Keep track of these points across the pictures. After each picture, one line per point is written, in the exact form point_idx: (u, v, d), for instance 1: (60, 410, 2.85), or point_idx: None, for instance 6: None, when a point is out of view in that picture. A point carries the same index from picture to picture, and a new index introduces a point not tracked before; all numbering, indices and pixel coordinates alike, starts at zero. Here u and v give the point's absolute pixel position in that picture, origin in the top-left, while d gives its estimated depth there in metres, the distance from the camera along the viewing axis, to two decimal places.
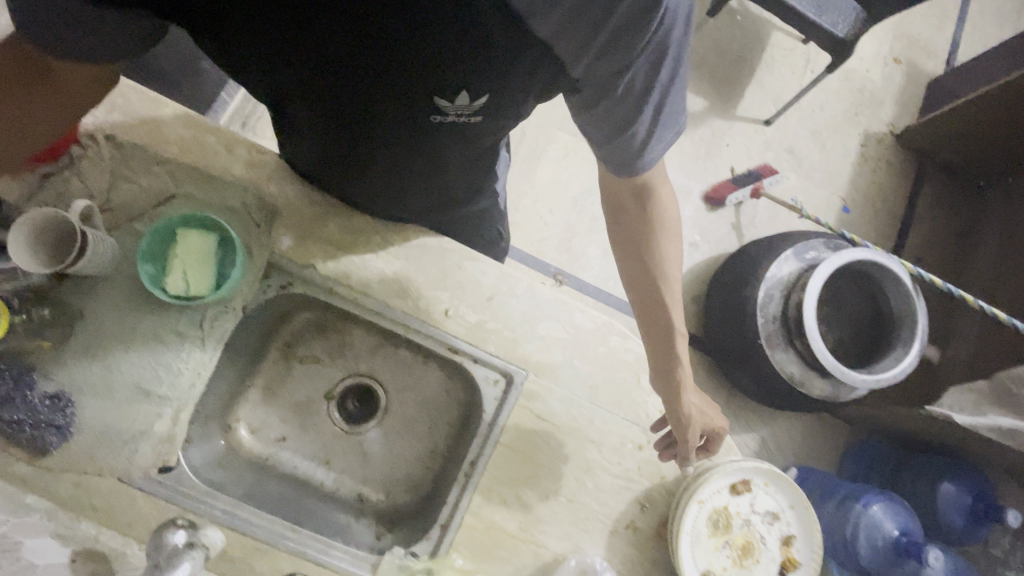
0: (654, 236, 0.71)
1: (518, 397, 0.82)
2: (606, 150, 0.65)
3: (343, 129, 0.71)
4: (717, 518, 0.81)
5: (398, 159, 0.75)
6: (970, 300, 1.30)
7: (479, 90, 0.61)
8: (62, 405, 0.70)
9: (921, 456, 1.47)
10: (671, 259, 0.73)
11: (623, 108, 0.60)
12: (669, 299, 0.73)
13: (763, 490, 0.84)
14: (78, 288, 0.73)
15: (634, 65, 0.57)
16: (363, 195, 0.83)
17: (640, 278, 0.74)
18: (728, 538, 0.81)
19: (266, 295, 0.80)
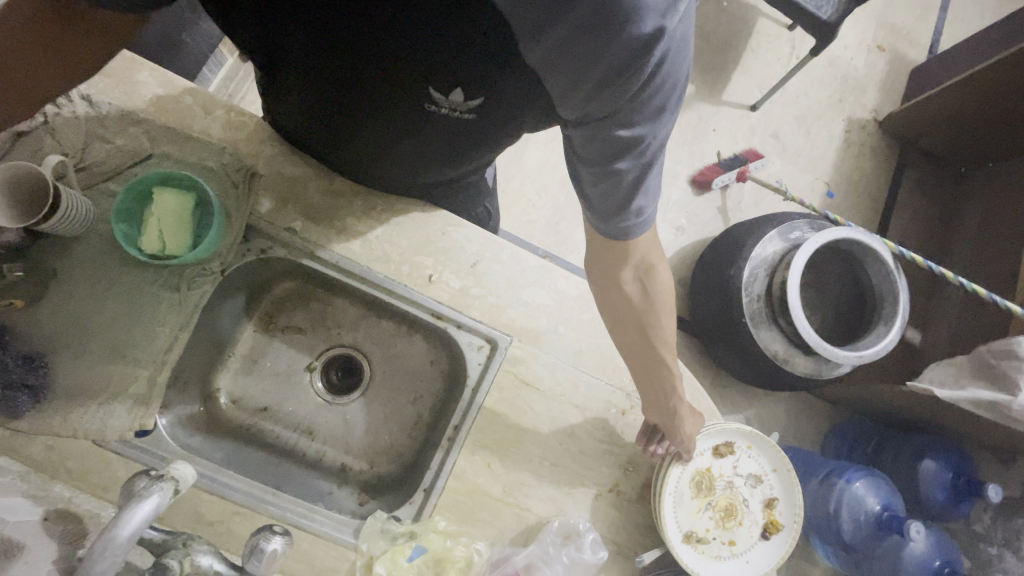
0: (654, 312, 0.73)
1: (502, 362, 0.82)
2: (595, 196, 0.64)
3: (338, 110, 0.72)
4: (699, 479, 0.83)
5: (389, 142, 0.76)
6: (951, 276, 1.31)
7: (475, 91, 0.63)
8: (36, 365, 0.69)
9: (903, 436, 1.49)
10: (670, 326, 0.74)
11: (608, 158, 0.59)
12: (663, 353, 0.74)
13: (745, 454, 0.86)
14: (52, 247, 0.72)
15: (623, 113, 0.55)
16: (349, 164, 0.83)
17: (636, 346, 0.76)
18: (710, 499, 0.83)
19: (246, 260, 0.80)
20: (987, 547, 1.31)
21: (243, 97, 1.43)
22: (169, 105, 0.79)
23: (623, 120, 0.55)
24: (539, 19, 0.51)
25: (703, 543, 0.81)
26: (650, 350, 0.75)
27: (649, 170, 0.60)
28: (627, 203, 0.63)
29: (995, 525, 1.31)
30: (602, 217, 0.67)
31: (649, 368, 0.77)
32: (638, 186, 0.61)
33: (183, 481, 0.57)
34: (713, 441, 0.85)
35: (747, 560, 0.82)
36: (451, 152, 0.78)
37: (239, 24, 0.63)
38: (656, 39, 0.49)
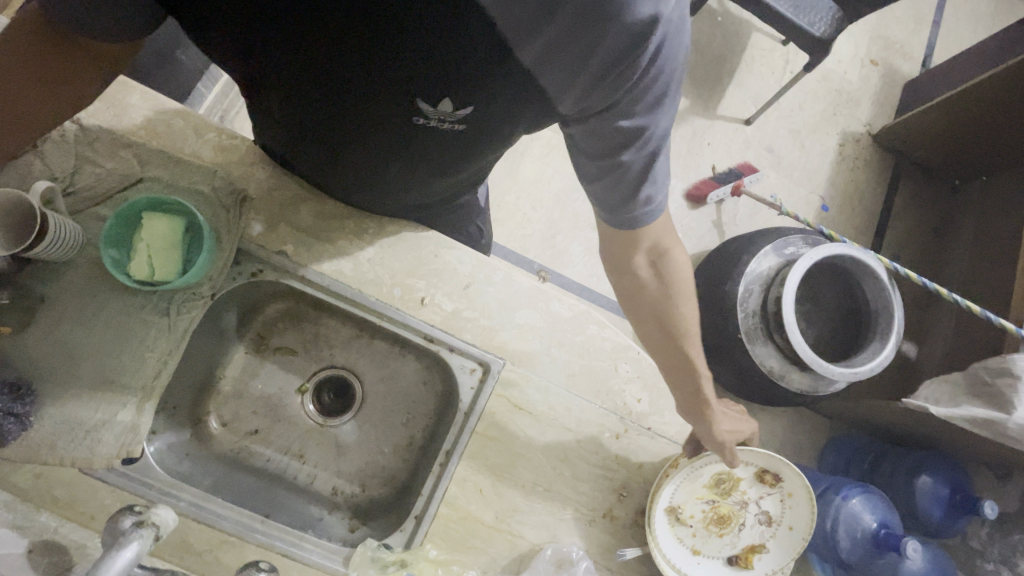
0: (674, 303, 0.74)
1: (495, 386, 0.81)
2: (602, 187, 0.66)
3: (325, 120, 0.70)
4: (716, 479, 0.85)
5: (378, 153, 0.74)
6: (944, 292, 1.31)
7: (465, 100, 0.61)
8: (21, 393, 0.68)
9: (899, 450, 1.49)
10: (692, 319, 0.75)
11: (614, 150, 0.61)
12: (687, 345, 0.75)
13: (771, 499, 0.85)
14: (40, 273, 0.71)
15: (623, 103, 0.57)
16: (338, 185, 0.82)
17: (654, 334, 0.77)
18: (711, 498, 0.85)
19: (236, 283, 0.79)
20: (983, 562, 1.30)
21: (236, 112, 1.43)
22: (160, 128, 0.79)
23: (624, 111, 0.58)
24: (533, 18, 0.51)
25: (677, 522, 0.83)
26: (665, 339, 0.76)
27: (654, 158, 0.62)
28: (635, 192, 0.64)
29: (991, 540, 1.30)
30: (611, 209, 0.68)
31: (671, 359, 0.77)
32: (644, 174, 0.63)
33: (165, 522, 0.57)
34: (759, 465, 0.84)
35: (699, 562, 0.82)
36: (441, 164, 0.76)
37: (215, 36, 0.61)
38: (652, 24, 0.51)
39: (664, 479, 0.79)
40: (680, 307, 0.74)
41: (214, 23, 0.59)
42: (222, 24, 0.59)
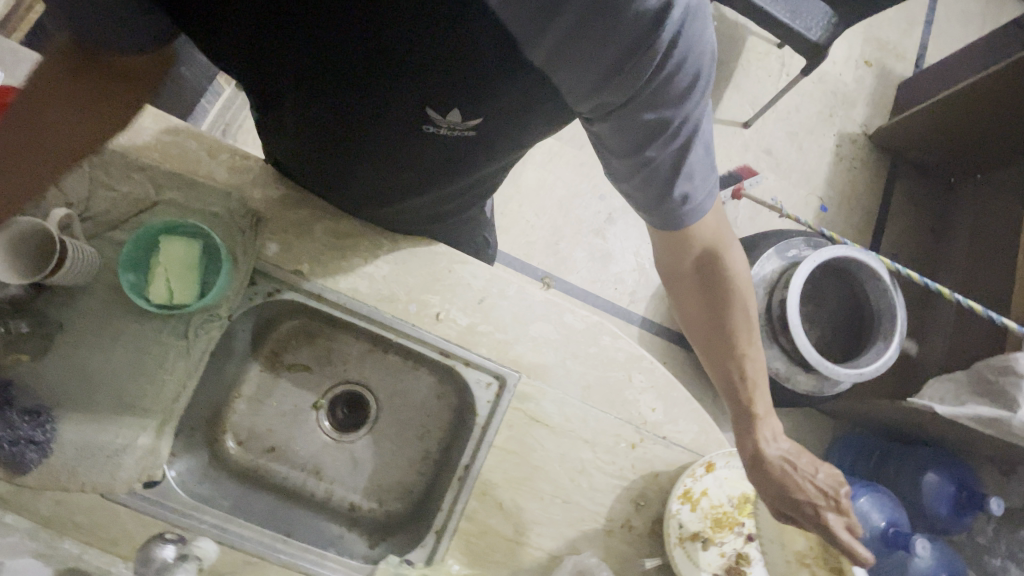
0: (728, 300, 0.75)
1: (511, 399, 0.82)
2: (635, 185, 0.67)
3: (333, 131, 0.70)
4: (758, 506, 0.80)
5: (388, 161, 0.74)
6: (947, 293, 1.31)
7: (473, 108, 0.62)
8: (42, 421, 0.68)
9: (905, 449, 1.51)
10: (744, 319, 0.76)
11: (640, 144, 0.62)
12: (745, 347, 0.76)
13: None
14: (57, 299, 0.72)
15: (644, 97, 0.58)
16: (356, 197, 0.84)
17: (703, 329, 0.79)
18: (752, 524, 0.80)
19: (254, 302, 0.80)
20: (991, 558, 1.32)
21: (239, 126, 1.43)
22: (173, 150, 0.79)
23: (650, 103, 0.58)
24: (536, 18, 0.52)
25: (709, 545, 0.78)
26: (716, 334, 0.77)
27: (683, 151, 0.62)
28: (669, 188, 0.65)
29: (998, 536, 1.33)
30: (650, 207, 0.69)
31: (717, 354, 0.78)
32: (678, 168, 0.64)
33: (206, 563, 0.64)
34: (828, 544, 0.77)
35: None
36: (447, 170, 0.76)
37: (224, 47, 0.63)
38: (664, 14, 0.52)
39: (682, 487, 0.79)
40: (735, 310, 0.75)
41: (226, 34, 0.61)
42: (232, 34, 0.60)
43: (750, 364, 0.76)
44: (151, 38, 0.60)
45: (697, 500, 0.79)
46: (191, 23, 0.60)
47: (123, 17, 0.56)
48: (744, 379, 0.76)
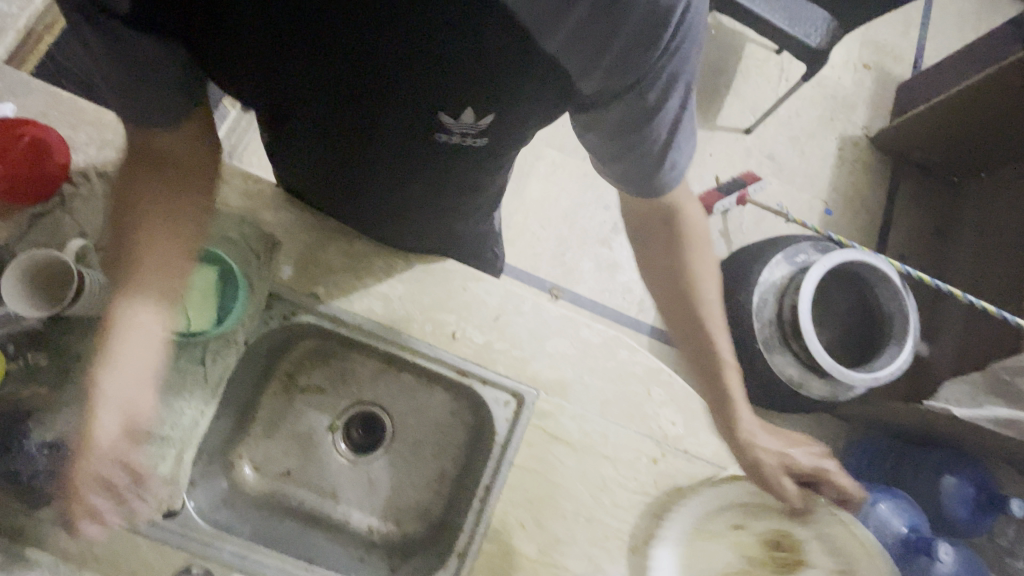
0: (689, 259, 0.73)
1: (530, 417, 0.81)
2: (624, 164, 0.64)
3: (343, 143, 0.70)
4: (736, 529, 0.80)
5: (396, 170, 0.73)
6: (959, 294, 1.30)
7: (486, 107, 0.61)
8: (61, 454, 0.66)
9: (919, 449, 1.48)
10: (705, 279, 0.75)
11: (639, 129, 0.59)
12: (707, 318, 0.75)
13: (810, 554, 0.78)
14: (71, 329, 0.72)
15: (649, 78, 0.55)
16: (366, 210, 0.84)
17: (670, 296, 0.76)
18: (744, 554, 0.80)
19: (270, 326, 0.80)
20: (1013, 561, 1.36)
21: (244, 148, 1.44)
22: None
23: (653, 83, 0.55)
24: (552, 11, 0.51)
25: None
26: (682, 300, 0.75)
27: (676, 125, 0.60)
28: (661, 161, 0.62)
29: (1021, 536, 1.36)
30: (638, 182, 0.66)
31: (684, 319, 0.76)
32: (670, 142, 0.61)
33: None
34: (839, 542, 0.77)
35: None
36: (457, 178, 0.76)
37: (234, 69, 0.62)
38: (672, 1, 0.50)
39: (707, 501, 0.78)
40: (699, 272, 0.74)
41: (229, 51, 0.60)
42: (236, 50, 0.59)
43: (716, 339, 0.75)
44: (177, 85, 0.62)
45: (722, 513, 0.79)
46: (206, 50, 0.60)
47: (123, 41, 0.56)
48: (711, 355, 0.76)
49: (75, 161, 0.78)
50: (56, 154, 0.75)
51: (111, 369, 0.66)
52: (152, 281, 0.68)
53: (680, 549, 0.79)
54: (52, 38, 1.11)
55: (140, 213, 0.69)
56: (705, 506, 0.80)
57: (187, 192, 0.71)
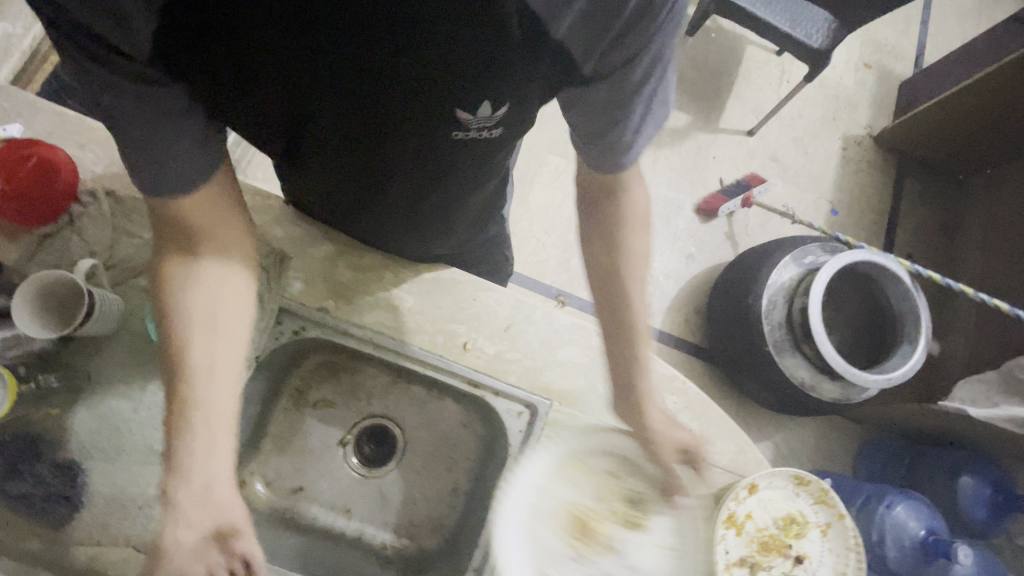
0: (626, 234, 0.71)
1: (544, 428, 0.80)
2: (599, 137, 0.62)
3: (350, 150, 0.66)
4: (608, 473, 0.69)
5: (412, 176, 0.70)
6: (971, 292, 1.28)
7: (503, 97, 0.57)
8: (72, 475, 0.68)
9: (936, 449, 1.45)
10: (639, 261, 0.72)
11: (625, 108, 0.60)
12: (630, 290, 0.71)
13: (667, 517, 0.68)
14: (83, 349, 0.72)
15: (642, 54, 0.55)
16: (379, 217, 0.82)
17: (601, 268, 0.73)
18: (604, 500, 0.69)
19: (279, 341, 0.79)
20: None
21: (249, 162, 1.44)
22: None
23: (643, 58, 0.55)
24: None
25: (758, 570, 0.77)
26: (610, 274, 0.73)
27: (655, 97, 0.60)
28: (639, 133, 0.62)
29: None
30: (608, 156, 0.64)
31: (606, 293, 0.73)
32: (649, 114, 0.61)
33: None
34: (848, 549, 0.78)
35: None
36: (472, 176, 0.73)
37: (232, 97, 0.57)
38: None
39: (726, 512, 0.76)
40: (633, 250, 0.71)
41: (240, 88, 0.56)
42: (245, 85, 0.56)
43: (620, 310, 0.72)
44: (200, 140, 0.56)
45: (741, 524, 0.77)
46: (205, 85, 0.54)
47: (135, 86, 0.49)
48: (613, 321, 0.73)
49: (83, 181, 0.78)
50: (65, 173, 0.75)
51: (180, 479, 0.57)
52: (199, 391, 0.58)
53: (540, 478, 0.68)
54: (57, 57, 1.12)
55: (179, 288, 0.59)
56: (585, 445, 0.69)
57: (225, 243, 0.62)
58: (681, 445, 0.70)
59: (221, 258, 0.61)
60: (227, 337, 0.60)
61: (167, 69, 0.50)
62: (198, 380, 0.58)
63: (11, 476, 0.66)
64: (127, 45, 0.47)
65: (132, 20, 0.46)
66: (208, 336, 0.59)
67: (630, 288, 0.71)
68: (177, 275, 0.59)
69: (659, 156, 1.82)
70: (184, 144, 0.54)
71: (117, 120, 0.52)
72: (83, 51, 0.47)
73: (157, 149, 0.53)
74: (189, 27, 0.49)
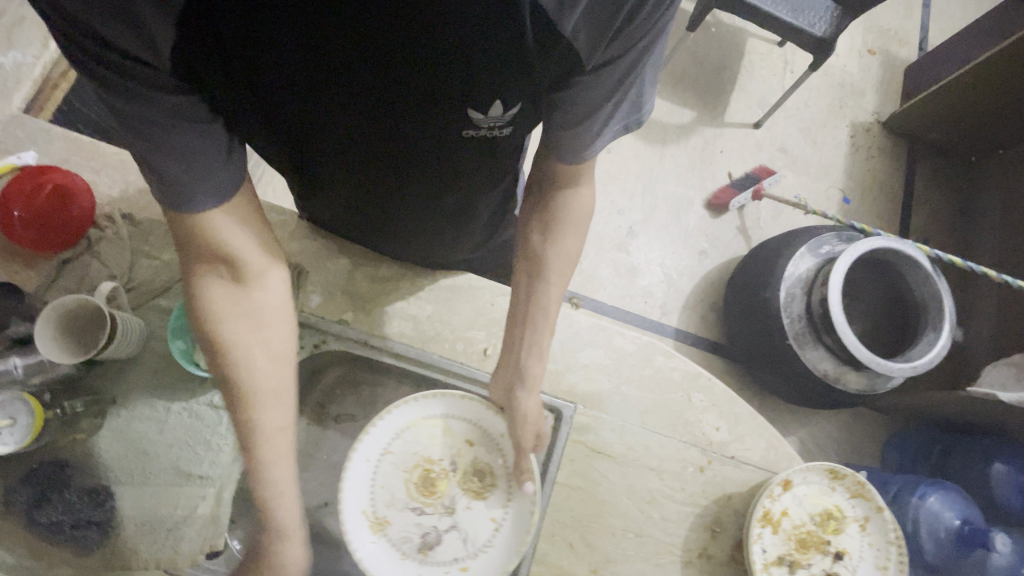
0: (558, 225, 0.73)
1: (569, 432, 0.79)
2: (569, 130, 0.60)
3: (358, 155, 0.64)
4: (465, 442, 0.78)
5: (422, 179, 0.69)
6: (993, 274, 1.25)
7: (515, 94, 0.55)
8: (101, 499, 0.68)
9: (966, 439, 1.39)
10: (571, 251, 0.74)
11: (605, 101, 0.57)
12: (552, 277, 0.73)
13: (503, 495, 0.75)
14: (104, 373, 0.72)
15: (634, 49, 0.53)
16: (388, 223, 0.80)
17: (528, 258, 0.75)
18: (456, 464, 0.77)
19: (300, 357, 0.79)
20: None
21: (259, 180, 1.45)
22: None
23: (638, 52, 0.53)
24: None
25: (797, 569, 0.75)
26: (538, 259, 0.74)
27: (633, 89, 0.58)
28: (608, 123, 0.60)
29: None
30: (574, 144, 0.62)
31: (529, 273, 0.75)
32: (621, 105, 0.60)
33: None
34: (888, 541, 0.76)
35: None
36: (484, 176, 0.71)
37: (241, 103, 0.55)
38: None
39: (762, 510, 0.75)
40: (566, 242, 0.73)
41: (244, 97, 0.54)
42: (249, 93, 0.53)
43: (538, 297, 0.74)
44: (222, 153, 0.54)
45: (778, 522, 0.76)
46: (214, 93, 0.51)
47: (153, 95, 0.47)
48: (520, 304, 0.75)
49: (100, 205, 0.79)
50: (80, 200, 0.75)
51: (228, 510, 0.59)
52: (265, 409, 0.63)
53: (404, 434, 0.76)
54: (67, 85, 1.13)
55: (217, 306, 0.60)
56: (454, 414, 0.77)
57: (259, 266, 0.63)
58: (536, 431, 0.74)
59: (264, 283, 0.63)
60: (277, 350, 0.65)
61: (187, 77, 0.48)
62: (264, 401, 0.63)
63: (48, 502, 0.67)
64: (148, 54, 0.44)
65: (146, 28, 0.43)
66: (263, 347, 0.63)
67: (552, 282, 0.73)
68: (220, 300, 0.61)
69: (666, 153, 1.81)
70: (213, 158, 0.53)
71: (131, 126, 0.49)
72: (91, 54, 0.44)
73: (188, 162, 0.52)
74: (197, 34, 0.46)
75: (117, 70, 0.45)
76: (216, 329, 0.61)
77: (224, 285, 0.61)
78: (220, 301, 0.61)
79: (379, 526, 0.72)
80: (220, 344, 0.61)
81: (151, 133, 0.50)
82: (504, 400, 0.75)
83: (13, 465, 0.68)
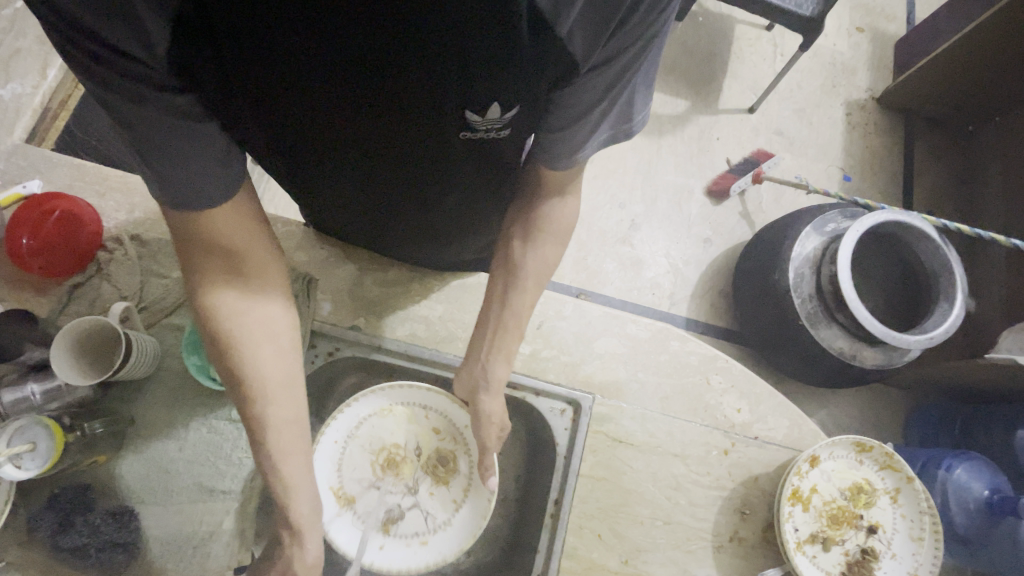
0: (539, 228, 0.71)
1: (589, 423, 0.78)
2: (560, 132, 0.59)
3: (356, 155, 0.63)
4: (430, 430, 0.79)
5: (418, 180, 0.68)
6: (1003, 239, 1.22)
7: (513, 98, 0.54)
8: (124, 520, 0.68)
9: (987, 408, 1.37)
10: (552, 254, 0.73)
11: (597, 102, 0.56)
12: (524, 276, 0.72)
13: (464, 479, 0.77)
14: (124, 395, 0.73)
15: (630, 52, 0.52)
16: (388, 228, 0.80)
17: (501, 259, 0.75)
18: (419, 450, 0.78)
19: (314, 365, 0.79)
20: None
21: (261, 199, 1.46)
22: None
23: (635, 56, 0.52)
24: None
25: (831, 546, 0.74)
26: (518, 256, 0.73)
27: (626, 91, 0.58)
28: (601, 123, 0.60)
29: None
30: (565, 143, 0.61)
31: (506, 270, 0.74)
32: (615, 105, 0.59)
33: None
34: (919, 511, 0.75)
35: (382, 547, 0.72)
36: (484, 177, 0.71)
37: (238, 111, 0.54)
38: None
39: (791, 487, 0.74)
40: (546, 246, 0.72)
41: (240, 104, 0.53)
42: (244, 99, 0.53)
43: (513, 302, 0.73)
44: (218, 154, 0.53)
45: (808, 499, 0.75)
46: (213, 100, 0.51)
47: (146, 92, 0.46)
48: (494, 308, 0.74)
49: (107, 228, 0.80)
50: (87, 224, 0.76)
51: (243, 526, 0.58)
52: (264, 395, 0.61)
53: (371, 420, 0.78)
54: (66, 114, 1.15)
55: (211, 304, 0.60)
56: (421, 404, 0.79)
57: (264, 264, 0.63)
58: (501, 427, 0.75)
59: (266, 268, 0.63)
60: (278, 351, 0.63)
61: (183, 78, 0.47)
62: (264, 385, 0.61)
63: (65, 529, 0.66)
64: (143, 52, 0.44)
65: (142, 25, 0.42)
66: (267, 344, 0.62)
67: (527, 289, 0.73)
68: (226, 296, 0.60)
69: (663, 144, 1.81)
70: (207, 165, 0.53)
71: (129, 126, 0.48)
72: (86, 52, 0.43)
73: (185, 161, 0.51)
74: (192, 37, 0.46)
75: (112, 67, 0.44)
76: (218, 327, 0.60)
77: (226, 283, 0.60)
78: (222, 297, 0.60)
79: (344, 501, 0.74)
80: (219, 344, 0.60)
81: (150, 130, 0.49)
82: (468, 396, 0.75)
83: (36, 492, 0.68)
